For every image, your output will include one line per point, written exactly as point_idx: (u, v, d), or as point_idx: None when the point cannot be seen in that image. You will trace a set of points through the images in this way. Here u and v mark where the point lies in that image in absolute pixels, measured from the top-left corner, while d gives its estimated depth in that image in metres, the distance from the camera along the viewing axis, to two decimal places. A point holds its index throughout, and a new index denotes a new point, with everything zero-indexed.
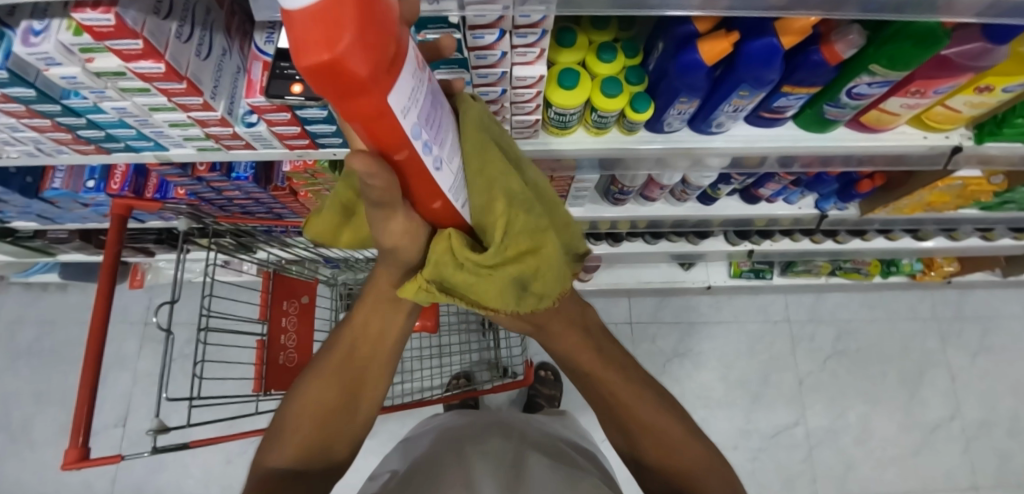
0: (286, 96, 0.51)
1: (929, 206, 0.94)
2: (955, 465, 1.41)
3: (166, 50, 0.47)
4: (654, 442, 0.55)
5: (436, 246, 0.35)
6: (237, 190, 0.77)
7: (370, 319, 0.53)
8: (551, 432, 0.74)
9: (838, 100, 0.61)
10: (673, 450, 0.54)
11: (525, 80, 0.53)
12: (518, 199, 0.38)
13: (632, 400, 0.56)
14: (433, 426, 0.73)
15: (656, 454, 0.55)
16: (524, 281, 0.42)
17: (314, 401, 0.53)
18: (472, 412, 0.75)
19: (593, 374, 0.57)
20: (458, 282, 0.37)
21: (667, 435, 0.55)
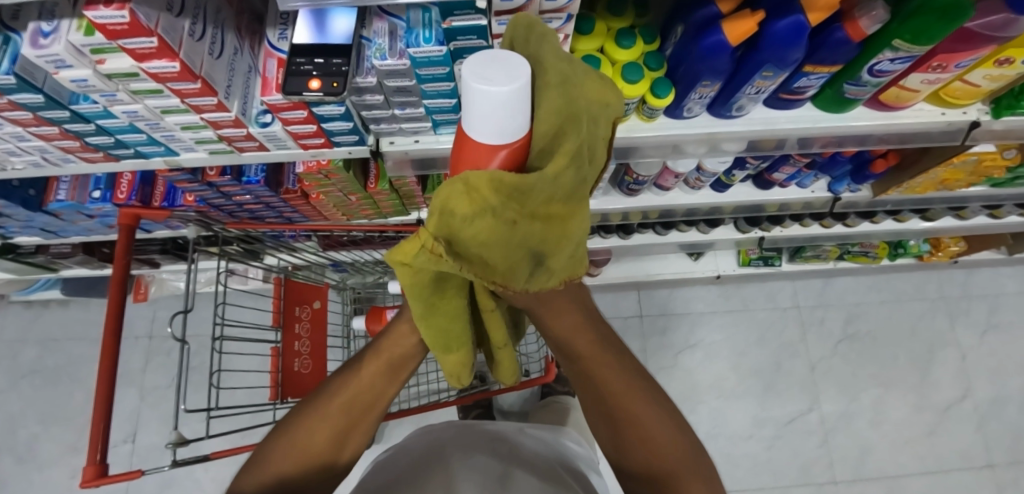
0: (305, 92, 0.50)
1: (941, 185, 0.94)
2: (970, 443, 1.42)
3: (180, 49, 0.46)
4: (645, 438, 0.51)
5: (450, 189, 0.28)
6: (248, 194, 0.76)
7: (380, 357, 0.57)
8: (542, 445, 0.74)
9: (859, 78, 0.60)
10: (662, 449, 0.51)
11: None
12: (576, 155, 0.31)
13: (626, 394, 0.52)
14: (423, 431, 0.73)
15: (644, 451, 0.51)
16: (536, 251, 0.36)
17: (309, 430, 0.54)
18: (464, 424, 0.75)
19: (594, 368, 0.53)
20: (472, 237, 0.31)
21: (655, 435, 0.51)
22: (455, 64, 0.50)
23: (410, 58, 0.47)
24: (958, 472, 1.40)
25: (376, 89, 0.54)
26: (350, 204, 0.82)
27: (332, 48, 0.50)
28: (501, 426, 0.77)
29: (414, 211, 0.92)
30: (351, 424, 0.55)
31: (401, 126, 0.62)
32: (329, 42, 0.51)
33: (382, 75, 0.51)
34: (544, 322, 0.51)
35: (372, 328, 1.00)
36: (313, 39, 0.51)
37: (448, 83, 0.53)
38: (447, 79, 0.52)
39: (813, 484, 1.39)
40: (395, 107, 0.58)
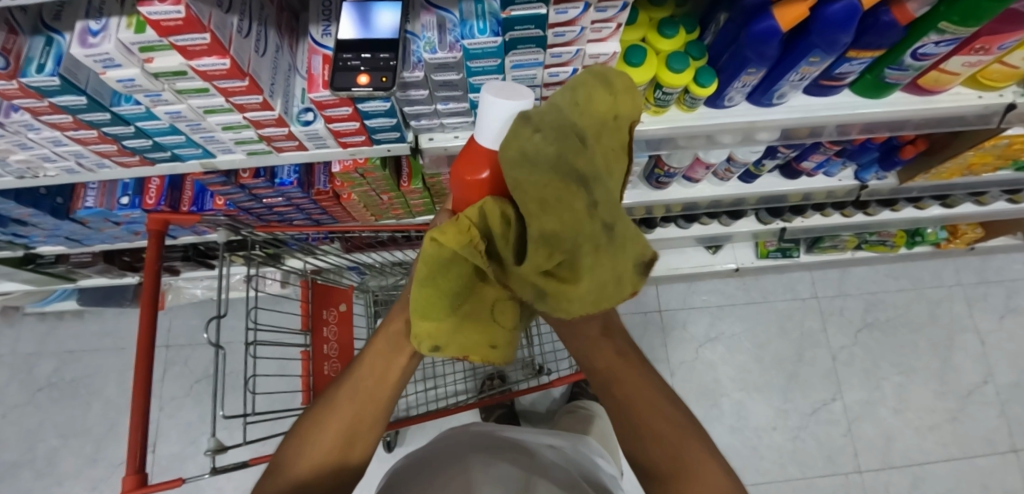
0: (354, 88, 0.49)
1: (968, 169, 0.95)
2: (993, 428, 1.42)
3: (229, 45, 0.45)
4: (653, 443, 0.52)
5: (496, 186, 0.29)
6: (279, 196, 0.75)
7: (380, 349, 0.56)
8: (560, 450, 0.73)
9: (901, 63, 0.60)
10: (670, 456, 0.51)
11: (598, 58, 0.51)
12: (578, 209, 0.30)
13: (646, 400, 0.53)
14: (439, 440, 0.73)
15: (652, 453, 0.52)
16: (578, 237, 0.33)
17: (320, 433, 0.53)
18: (480, 429, 0.75)
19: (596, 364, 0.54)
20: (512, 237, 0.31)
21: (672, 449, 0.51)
22: (508, 57, 0.49)
23: (464, 50, 0.47)
24: (983, 458, 1.40)
25: (422, 83, 0.53)
26: (381, 204, 0.81)
27: (378, 42, 0.49)
28: (525, 432, 0.77)
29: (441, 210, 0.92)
30: (360, 422, 0.55)
31: (442, 122, 0.62)
32: (374, 36, 0.49)
33: (430, 69, 0.50)
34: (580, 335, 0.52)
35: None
36: (359, 34, 0.50)
37: (496, 76, 0.52)
38: (496, 72, 0.51)
39: (839, 473, 1.39)
40: (439, 102, 0.57)
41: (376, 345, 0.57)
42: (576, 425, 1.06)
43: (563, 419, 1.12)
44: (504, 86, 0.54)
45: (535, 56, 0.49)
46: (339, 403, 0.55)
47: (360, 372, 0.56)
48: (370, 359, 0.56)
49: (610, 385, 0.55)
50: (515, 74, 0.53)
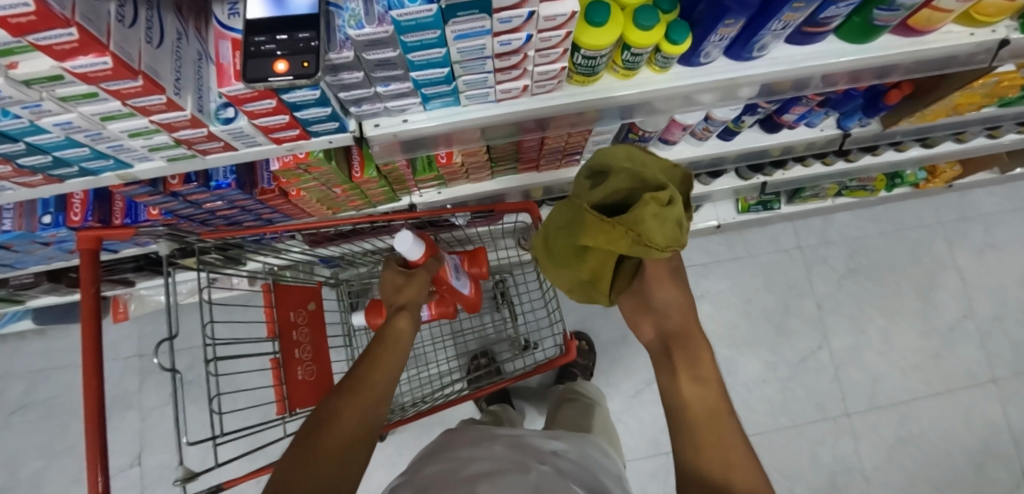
0: (270, 77, 0.42)
1: (952, 111, 0.91)
2: (973, 360, 1.47)
3: (109, 39, 0.37)
4: (707, 428, 0.48)
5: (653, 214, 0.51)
6: (219, 200, 0.67)
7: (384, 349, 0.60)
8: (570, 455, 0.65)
9: (892, 3, 0.54)
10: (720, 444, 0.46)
11: (554, 19, 0.43)
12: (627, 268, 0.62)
13: (702, 380, 0.53)
14: (432, 449, 0.66)
15: (698, 429, 0.48)
16: (589, 279, 0.64)
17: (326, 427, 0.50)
18: (488, 435, 0.67)
19: (701, 378, 0.53)
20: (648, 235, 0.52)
21: (719, 433, 0.47)
22: (448, 27, 0.41)
23: (393, 22, 0.39)
24: (964, 390, 1.45)
25: (354, 65, 0.46)
26: (335, 197, 0.74)
27: (296, 20, 0.43)
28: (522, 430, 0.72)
29: (404, 196, 0.85)
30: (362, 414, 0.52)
31: (386, 105, 0.54)
32: (290, 14, 0.43)
33: (360, 47, 0.43)
34: (657, 298, 0.63)
35: (373, 322, 0.99)
36: (270, 12, 0.43)
37: (439, 50, 0.44)
38: (438, 45, 0.44)
39: (828, 418, 1.43)
40: (378, 85, 0.50)
41: (371, 362, 0.59)
42: (576, 423, 0.92)
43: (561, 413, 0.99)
44: (449, 60, 0.47)
45: (481, 23, 0.42)
46: (344, 419, 0.50)
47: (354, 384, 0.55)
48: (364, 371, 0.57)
49: (682, 351, 0.57)
50: (460, 47, 0.45)
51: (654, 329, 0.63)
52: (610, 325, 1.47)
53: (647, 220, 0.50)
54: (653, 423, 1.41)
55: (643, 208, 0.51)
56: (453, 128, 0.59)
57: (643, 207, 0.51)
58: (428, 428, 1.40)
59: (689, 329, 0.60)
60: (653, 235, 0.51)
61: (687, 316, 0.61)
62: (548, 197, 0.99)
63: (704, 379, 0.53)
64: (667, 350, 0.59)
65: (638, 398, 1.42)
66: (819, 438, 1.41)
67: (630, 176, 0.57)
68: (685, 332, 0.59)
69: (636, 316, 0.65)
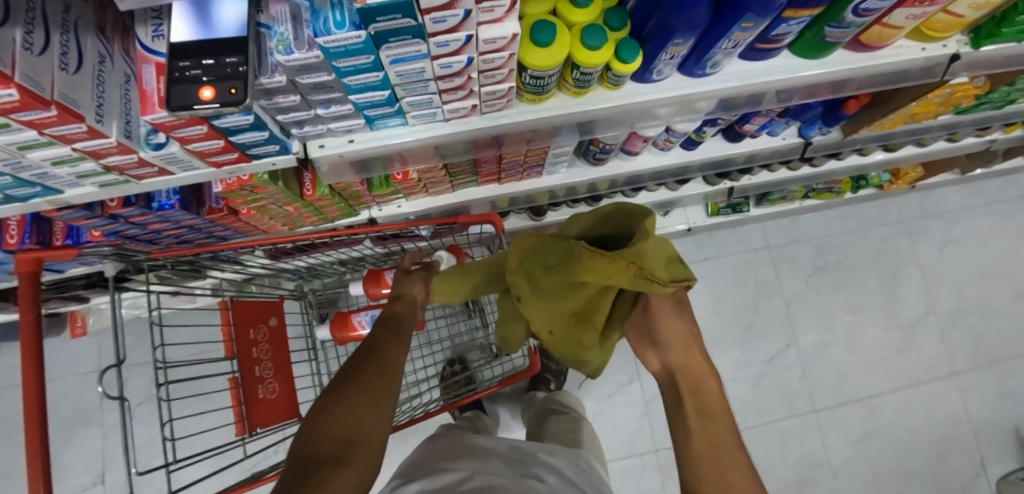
0: (195, 105, 0.40)
1: (911, 119, 0.92)
2: (935, 356, 1.51)
3: (13, 70, 0.35)
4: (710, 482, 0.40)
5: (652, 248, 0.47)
6: (165, 220, 0.65)
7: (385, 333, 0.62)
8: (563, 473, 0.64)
9: (842, 20, 0.54)
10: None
11: (494, 42, 0.42)
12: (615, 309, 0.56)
13: (707, 421, 0.43)
14: (414, 463, 0.64)
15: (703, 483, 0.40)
16: (579, 312, 0.58)
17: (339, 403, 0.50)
18: (474, 449, 0.65)
19: (708, 412, 0.44)
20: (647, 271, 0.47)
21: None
22: (381, 52, 0.40)
23: (321, 48, 0.38)
24: (926, 384, 1.49)
25: (288, 88, 0.44)
26: (288, 214, 0.72)
27: (223, 44, 0.40)
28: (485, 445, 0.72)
29: (363, 210, 0.84)
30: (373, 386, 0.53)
31: (329, 127, 0.53)
32: (217, 38, 0.40)
33: (292, 72, 0.41)
34: (655, 323, 0.49)
35: (341, 335, 0.97)
36: (195, 35, 0.41)
37: (375, 73, 0.43)
38: (374, 69, 0.42)
39: (797, 416, 1.46)
40: (318, 107, 0.48)
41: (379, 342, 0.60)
42: (565, 438, 0.91)
43: (549, 425, 0.97)
44: (388, 83, 0.45)
45: (416, 48, 0.40)
46: (370, 420, 0.49)
47: (365, 382, 0.52)
48: (372, 370, 0.55)
49: (687, 385, 0.46)
50: (399, 71, 0.43)
51: (659, 362, 0.50)
52: None
53: (650, 252, 0.46)
54: (628, 425, 1.42)
55: (646, 241, 0.47)
56: (402, 148, 0.58)
57: (645, 241, 0.47)
58: (401, 437, 1.39)
59: (696, 360, 0.47)
60: (657, 271, 0.45)
61: (692, 341, 0.48)
62: (515, 207, 0.98)
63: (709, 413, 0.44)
64: (673, 389, 0.47)
65: (612, 400, 1.43)
66: (789, 434, 1.44)
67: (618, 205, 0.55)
68: (690, 362, 0.47)
69: (638, 347, 0.53)
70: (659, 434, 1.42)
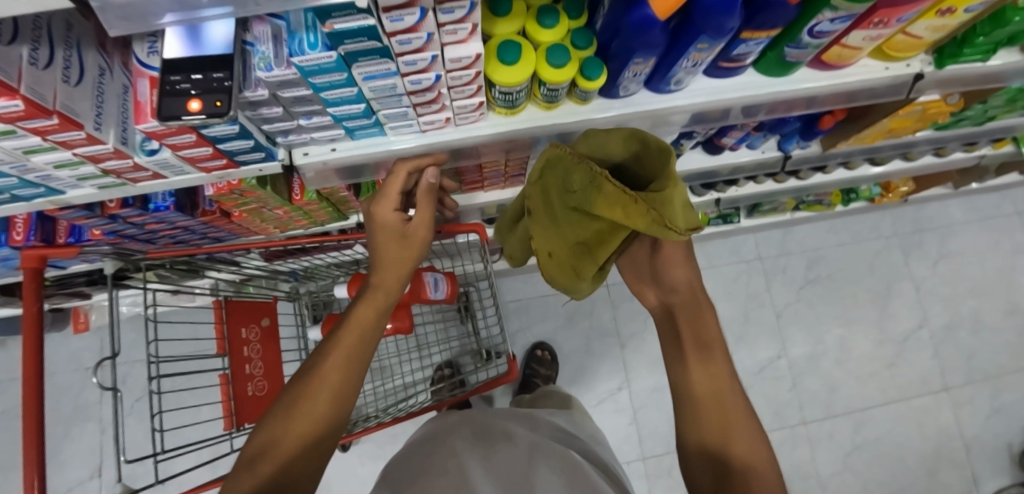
0: (183, 116, 0.43)
1: (889, 134, 0.94)
2: (926, 370, 1.51)
3: (19, 83, 0.38)
4: (711, 405, 0.47)
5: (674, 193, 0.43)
6: (161, 221, 0.69)
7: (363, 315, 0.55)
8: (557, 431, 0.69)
9: (800, 41, 0.56)
10: (721, 420, 0.46)
11: (460, 61, 0.45)
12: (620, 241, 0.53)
13: (704, 354, 0.49)
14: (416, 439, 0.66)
15: (701, 408, 0.47)
16: (584, 241, 0.56)
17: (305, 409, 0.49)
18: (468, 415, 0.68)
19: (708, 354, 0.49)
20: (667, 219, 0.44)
21: (723, 412, 0.46)
22: (353, 70, 0.43)
23: (297, 67, 0.41)
24: (918, 398, 1.49)
25: (270, 101, 0.48)
26: (278, 217, 0.76)
27: (210, 60, 0.44)
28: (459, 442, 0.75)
29: (352, 215, 0.87)
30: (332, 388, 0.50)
31: (312, 136, 0.57)
32: (205, 54, 0.44)
33: (273, 86, 0.45)
34: (661, 268, 0.53)
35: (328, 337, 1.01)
36: (186, 52, 0.44)
37: (350, 89, 0.46)
38: (348, 85, 0.46)
39: (785, 426, 1.46)
40: (299, 118, 0.52)
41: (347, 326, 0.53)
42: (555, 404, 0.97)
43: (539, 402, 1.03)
44: (363, 98, 0.49)
45: (386, 66, 0.43)
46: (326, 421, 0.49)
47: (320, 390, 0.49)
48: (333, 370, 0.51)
49: (689, 322, 0.51)
50: (372, 86, 0.47)
51: (658, 297, 0.56)
52: (575, 335, 1.50)
53: (675, 199, 0.43)
54: (615, 432, 1.43)
55: (674, 185, 0.43)
56: (382, 157, 0.61)
57: (670, 184, 0.44)
58: (391, 437, 1.42)
59: (697, 297, 0.52)
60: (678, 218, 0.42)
61: (695, 283, 0.53)
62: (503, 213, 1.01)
63: (707, 346, 0.49)
64: (672, 322, 0.53)
65: (600, 406, 1.45)
66: (777, 445, 1.45)
67: (628, 135, 0.49)
68: (694, 303, 0.52)
69: (637, 285, 0.59)
70: (646, 441, 1.43)
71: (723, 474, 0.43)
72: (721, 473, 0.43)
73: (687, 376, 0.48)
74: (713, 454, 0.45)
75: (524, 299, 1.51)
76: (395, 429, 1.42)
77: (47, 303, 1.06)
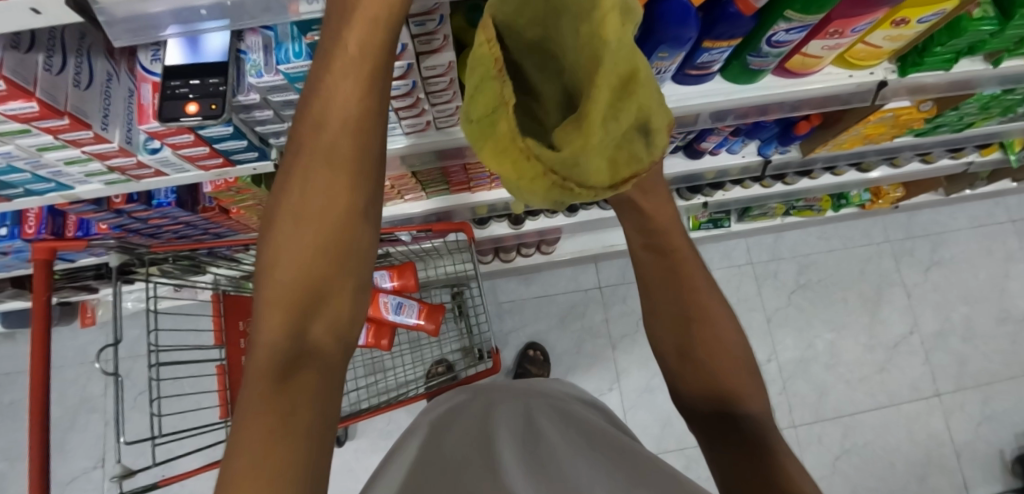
0: (182, 118, 0.47)
1: (867, 140, 0.97)
2: (917, 375, 1.52)
3: (35, 87, 0.43)
4: (689, 297, 0.53)
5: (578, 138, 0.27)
6: (164, 217, 0.73)
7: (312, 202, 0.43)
8: (579, 412, 0.70)
9: (760, 50, 0.60)
10: (691, 314, 0.53)
11: (436, 68, 0.50)
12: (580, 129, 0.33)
13: (670, 249, 0.54)
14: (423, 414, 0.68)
15: (679, 313, 0.53)
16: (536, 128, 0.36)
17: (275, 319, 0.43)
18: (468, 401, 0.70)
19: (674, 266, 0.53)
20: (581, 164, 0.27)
21: (695, 307, 0.53)
22: None
23: (285, 74, 0.46)
24: (908, 404, 1.50)
25: (262, 104, 0.52)
26: None
27: (207, 67, 0.48)
28: None
29: None
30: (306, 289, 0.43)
31: None
32: (203, 61, 0.47)
33: (264, 91, 0.49)
34: None
35: None
36: (185, 58, 0.48)
37: None
38: None
39: None
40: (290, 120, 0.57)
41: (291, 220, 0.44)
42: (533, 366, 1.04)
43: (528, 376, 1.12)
44: None
45: None
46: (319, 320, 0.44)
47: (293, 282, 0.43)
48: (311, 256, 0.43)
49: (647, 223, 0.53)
50: None
51: None
52: (567, 335, 1.52)
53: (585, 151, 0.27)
54: None
55: (581, 135, 0.27)
56: None
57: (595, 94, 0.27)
58: (385, 433, 1.45)
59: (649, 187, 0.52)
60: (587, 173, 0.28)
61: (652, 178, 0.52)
62: (493, 214, 1.04)
63: (670, 253, 0.54)
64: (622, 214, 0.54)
65: None
66: None
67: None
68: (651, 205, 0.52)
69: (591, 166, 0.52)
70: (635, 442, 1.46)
71: (712, 372, 0.52)
72: (710, 371, 0.52)
73: (658, 290, 0.54)
74: (692, 358, 0.53)
75: (517, 300, 1.54)
76: (390, 425, 1.46)
77: (57, 296, 1.11)
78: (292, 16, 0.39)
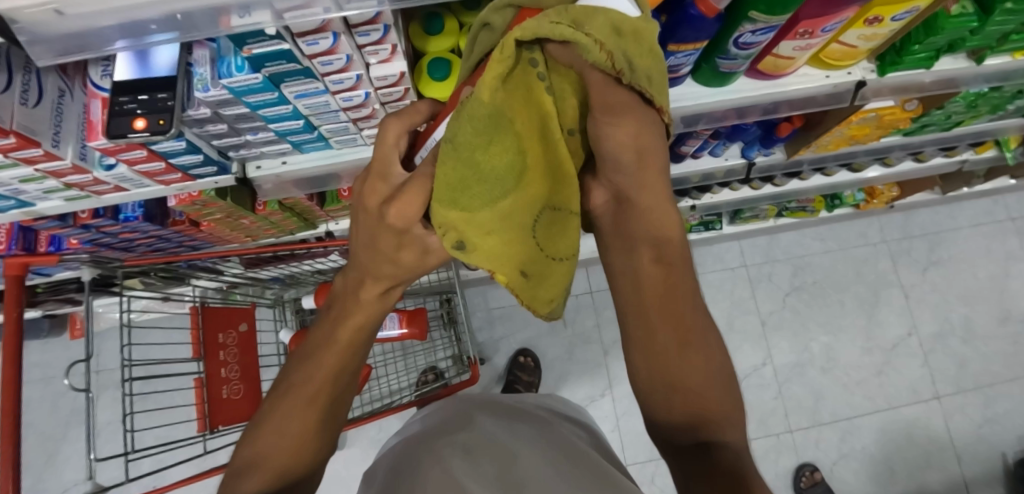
0: (129, 134, 0.47)
1: (853, 140, 0.95)
2: (915, 378, 1.49)
3: None
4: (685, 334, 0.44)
5: None
6: (133, 230, 0.73)
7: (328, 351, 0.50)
8: (569, 438, 0.65)
9: (728, 52, 0.58)
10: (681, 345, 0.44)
11: (386, 79, 0.49)
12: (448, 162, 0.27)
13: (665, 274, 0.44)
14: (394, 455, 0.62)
15: (669, 348, 0.44)
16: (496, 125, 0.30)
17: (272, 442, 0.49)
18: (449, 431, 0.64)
19: (673, 290, 0.44)
20: None
21: (688, 340, 0.44)
22: (283, 89, 0.47)
23: (228, 89, 0.45)
24: (907, 407, 1.47)
25: (214, 118, 0.51)
26: (247, 227, 0.80)
27: (156, 82, 0.47)
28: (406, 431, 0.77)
29: (321, 223, 0.91)
30: (303, 425, 0.50)
31: (262, 150, 0.61)
32: (152, 76, 0.47)
33: (213, 105, 0.49)
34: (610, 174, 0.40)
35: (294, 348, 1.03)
36: (134, 74, 0.47)
37: (285, 106, 0.50)
38: (282, 103, 0.49)
39: (770, 434, 1.45)
40: (247, 133, 0.56)
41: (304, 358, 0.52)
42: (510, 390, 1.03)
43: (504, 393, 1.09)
44: (300, 114, 0.52)
45: (314, 85, 0.47)
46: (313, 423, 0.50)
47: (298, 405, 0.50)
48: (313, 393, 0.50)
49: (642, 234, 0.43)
50: (305, 103, 0.50)
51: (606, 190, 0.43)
52: (558, 341, 1.51)
53: None
54: None
55: None
56: (334, 168, 0.65)
57: None
58: (375, 442, 1.44)
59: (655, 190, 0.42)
60: None
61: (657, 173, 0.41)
62: None
63: (674, 291, 0.44)
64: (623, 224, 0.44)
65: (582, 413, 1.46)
66: (762, 452, 1.44)
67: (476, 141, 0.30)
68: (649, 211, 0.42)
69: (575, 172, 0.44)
70: (628, 450, 1.43)
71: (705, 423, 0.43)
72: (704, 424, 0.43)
73: (640, 316, 0.45)
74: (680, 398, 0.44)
75: (508, 306, 1.53)
76: (380, 434, 1.45)
77: (41, 309, 1.11)
78: (223, 30, 0.37)
